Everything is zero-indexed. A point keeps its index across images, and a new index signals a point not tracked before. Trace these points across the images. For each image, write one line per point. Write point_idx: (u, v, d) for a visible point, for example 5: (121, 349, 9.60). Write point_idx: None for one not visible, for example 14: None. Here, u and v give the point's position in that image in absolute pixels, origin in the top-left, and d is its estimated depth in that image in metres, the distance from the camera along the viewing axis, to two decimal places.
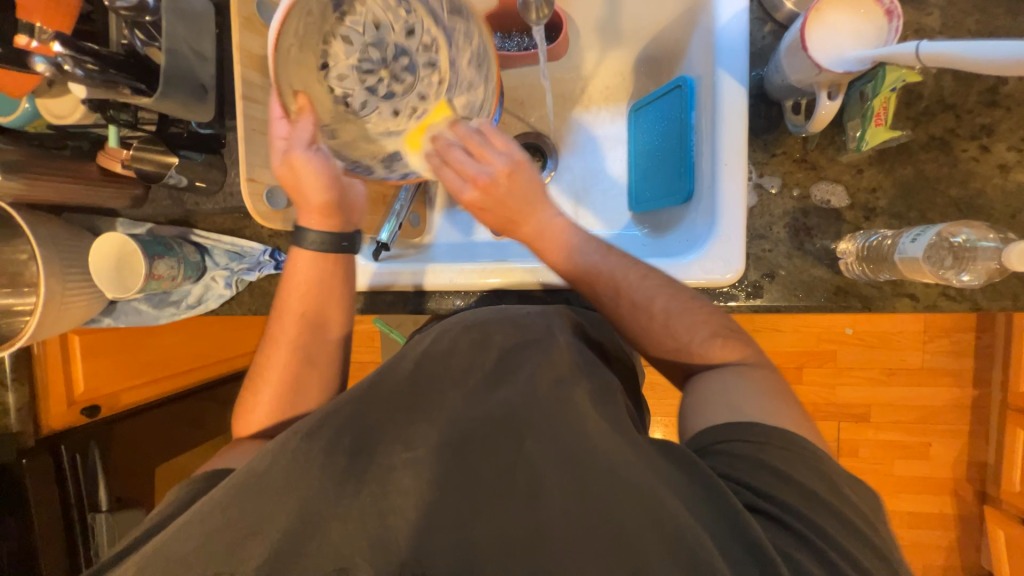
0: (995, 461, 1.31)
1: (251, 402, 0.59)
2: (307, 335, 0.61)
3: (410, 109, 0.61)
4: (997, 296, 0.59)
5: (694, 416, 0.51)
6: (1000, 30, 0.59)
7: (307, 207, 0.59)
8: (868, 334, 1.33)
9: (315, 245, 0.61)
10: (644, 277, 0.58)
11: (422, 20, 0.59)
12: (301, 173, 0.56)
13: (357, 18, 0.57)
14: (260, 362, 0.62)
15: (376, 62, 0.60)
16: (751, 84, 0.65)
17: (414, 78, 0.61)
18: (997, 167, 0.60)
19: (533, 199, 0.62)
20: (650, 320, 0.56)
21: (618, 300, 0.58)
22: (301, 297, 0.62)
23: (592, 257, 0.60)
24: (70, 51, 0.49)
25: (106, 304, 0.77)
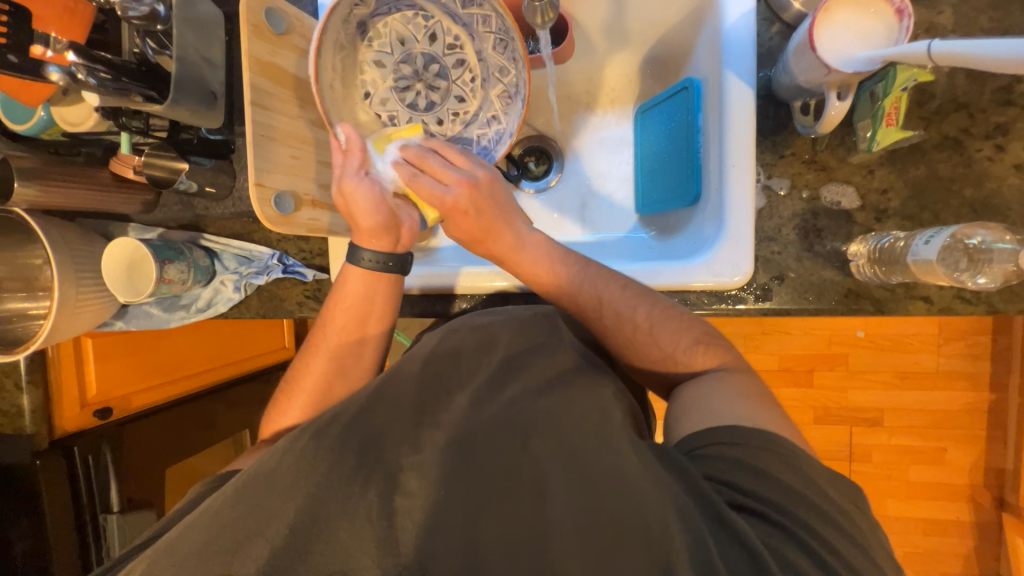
0: (1014, 467, 1.27)
1: (286, 403, 0.63)
2: (348, 351, 0.64)
3: (451, 113, 0.69)
4: (1014, 298, 0.58)
5: (678, 421, 0.50)
6: (1015, 28, 0.58)
7: (360, 229, 0.62)
8: (880, 337, 1.31)
9: (370, 264, 0.63)
10: (625, 287, 0.58)
11: (439, 28, 0.66)
12: (353, 195, 0.60)
13: (384, 41, 0.65)
14: (297, 365, 0.65)
15: (411, 76, 0.68)
16: (758, 85, 0.65)
17: (448, 82, 0.68)
18: (1013, 167, 0.58)
19: (506, 212, 0.62)
20: (635, 331, 0.56)
21: (601, 312, 0.58)
22: (347, 315, 0.64)
23: (571, 269, 0.61)
24: (84, 60, 0.51)
25: (118, 308, 0.78)
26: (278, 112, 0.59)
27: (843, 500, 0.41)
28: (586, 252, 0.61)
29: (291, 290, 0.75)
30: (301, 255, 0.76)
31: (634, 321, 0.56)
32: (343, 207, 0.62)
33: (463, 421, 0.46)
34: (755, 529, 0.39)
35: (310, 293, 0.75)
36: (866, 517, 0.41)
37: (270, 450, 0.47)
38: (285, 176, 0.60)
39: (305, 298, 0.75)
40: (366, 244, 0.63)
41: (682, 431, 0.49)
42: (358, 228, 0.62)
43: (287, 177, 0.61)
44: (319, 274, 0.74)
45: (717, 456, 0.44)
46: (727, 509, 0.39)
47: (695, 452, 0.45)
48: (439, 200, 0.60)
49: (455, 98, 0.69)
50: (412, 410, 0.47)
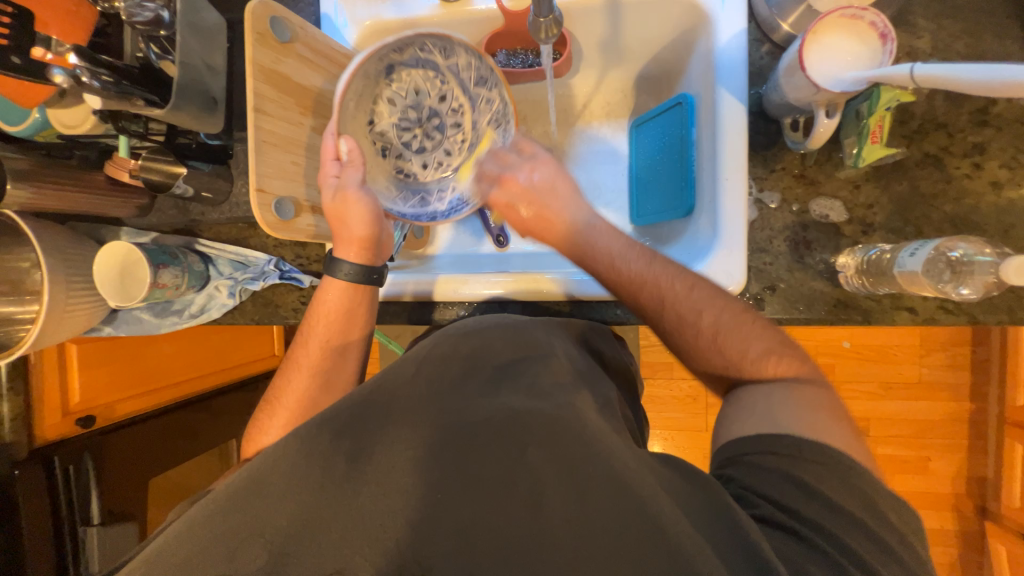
0: (995, 476, 1.30)
1: (266, 422, 0.62)
2: (326, 361, 0.64)
3: (436, 163, 0.73)
4: (994, 309, 0.60)
5: (726, 427, 0.50)
6: (989, 53, 0.61)
7: (346, 239, 0.62)
8: (865, 347, 1.34)
9: (348, 275, 0.63)
10: (692, 287, 0.54)
11: (450, 91, 0.70)
12: (346, 203, 0.61)
13: (402, 84, 0.68)
14: (278, 383, 0.65)
15: (411, 122, 0.71)
16: (750, 101, 0.67)
17: (442, 136, 0.73)
18: (990, 185, 0.61)
19: (559, 187, 0.61)
20: (698, 337, 0.53)
21: (662, 313, 0.55)
22: (323, 322, 0.64)
23: (639, 260, 0.56)
24: (86, 63, 0.50)
25: (107, 313, 0.77)
26: (281, 119, 0.59)
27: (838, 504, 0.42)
28: None
29: (287, 296, 0.75)
30: (297, 261, 0.75)
31: (695, 328, 0.53)
32: (333, 216, 0.61)
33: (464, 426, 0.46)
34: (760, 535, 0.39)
35: (305, 299, 0.75)
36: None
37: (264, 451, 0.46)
38: (285, 181, 0.60)
39: (301, 303, 0.75)
40: (354, 254, 0.63)
41: (727, 437, 0.49)
42: (346, 238, 0.62)
43: (287, 183, 0.61)
44: (315, 280, 0.74)
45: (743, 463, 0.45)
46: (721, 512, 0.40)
47: (740, 458, 0.45)
48: (520, 185, 0.62)
49: (444, 154, 0.73)
50: (412, 417, 0.47)
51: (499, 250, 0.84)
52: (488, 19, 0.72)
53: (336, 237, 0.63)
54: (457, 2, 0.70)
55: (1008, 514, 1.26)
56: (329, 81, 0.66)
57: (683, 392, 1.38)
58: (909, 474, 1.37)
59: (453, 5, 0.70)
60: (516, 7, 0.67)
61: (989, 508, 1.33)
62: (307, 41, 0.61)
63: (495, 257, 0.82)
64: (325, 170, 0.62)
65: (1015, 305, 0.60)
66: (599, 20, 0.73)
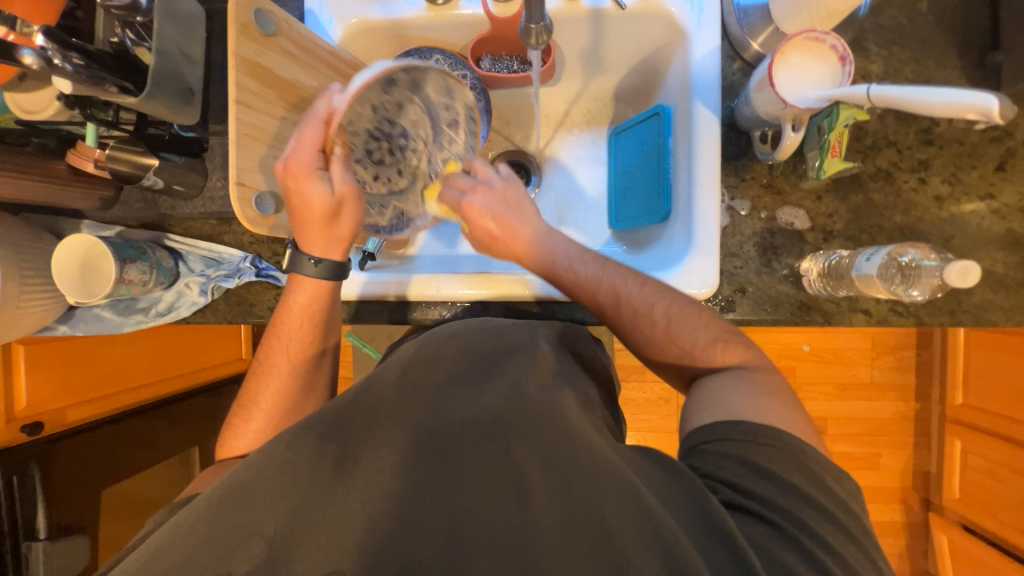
0: (938, 470, 1.40)
1: (240, 426, 0.62)
2: (305, 364, 0.64)
3: (385, 181, 0.65)
4: (937, 312, 0.66)
5: (693, 413, 0.53)
6: (932, 79, 0.67)
7: (335, 237, 0.61)
8: (823, 351, 1.42)
9: (313, 270, 0.61)
10: (643, 284, 0.60)
11: (424, 119, 0.64)
12: (343, 202, 0.58)
13: (392, 96, 0.60)
14: (251, 387, 0.64)
15: (381, 134, 0.63)
16: (723, 114, 0.71)
17: (405, 158, 0.65)
18: (934, 198, 0.67)
19: (521, 210, 0.66)
20: (652, 327, 0.59)
21: (619, 308, 0.60)
22: (300, 325, 0.63)
23: (591, 267, 0.62)
24: (55, 44, 0.48)
25: (64, 310, 0.72)
26: (263, 113, 0.58)
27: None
28: (578, 258, 0.63)
29: (263, 294, 0.73)
30: (274, 259, 0.73)
31: (653, 318, 0.59)
32: (319, 214, 0.58)
33: (450, 421, 0.46)
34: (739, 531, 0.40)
35: (281, 298, 0.73)
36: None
37: (250, 458, 0.45)
38: (266, 176, 0.59)
39: (277, 302, 0.73)
40: (341, 252, 0.62)
41: (693, 424, 0.51)
42: (336, 236, 0.61)
43: (267, 178, 0.59)
44: None
45: (711, 456, 0.46)
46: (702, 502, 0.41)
47: (703, 446, 0.48)
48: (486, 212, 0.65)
49: (395, 174, 0.65)
50: (397, 415, 0.47)
51: (479, 251, 0.84)
52: (474, 23, 0.73)
53: (313, 231, 0.60)
54: (445, 6, 0.71)
55: (949, 505, 1.36)
56: (314, 77, 0.65)
57: (655, 395, 1.42)
58: (862, 469, 1.46)
59: (440, 8, 0.71)
60: (503, 14, 0.69)
61: (932, 501, 1.43)
62: (290, 35, 0.60)
63: (477, 258, 0.83)
64: (302, 165, 0.56)
65: (955, 309, 0.66)
66: (581, 31, 0.75)
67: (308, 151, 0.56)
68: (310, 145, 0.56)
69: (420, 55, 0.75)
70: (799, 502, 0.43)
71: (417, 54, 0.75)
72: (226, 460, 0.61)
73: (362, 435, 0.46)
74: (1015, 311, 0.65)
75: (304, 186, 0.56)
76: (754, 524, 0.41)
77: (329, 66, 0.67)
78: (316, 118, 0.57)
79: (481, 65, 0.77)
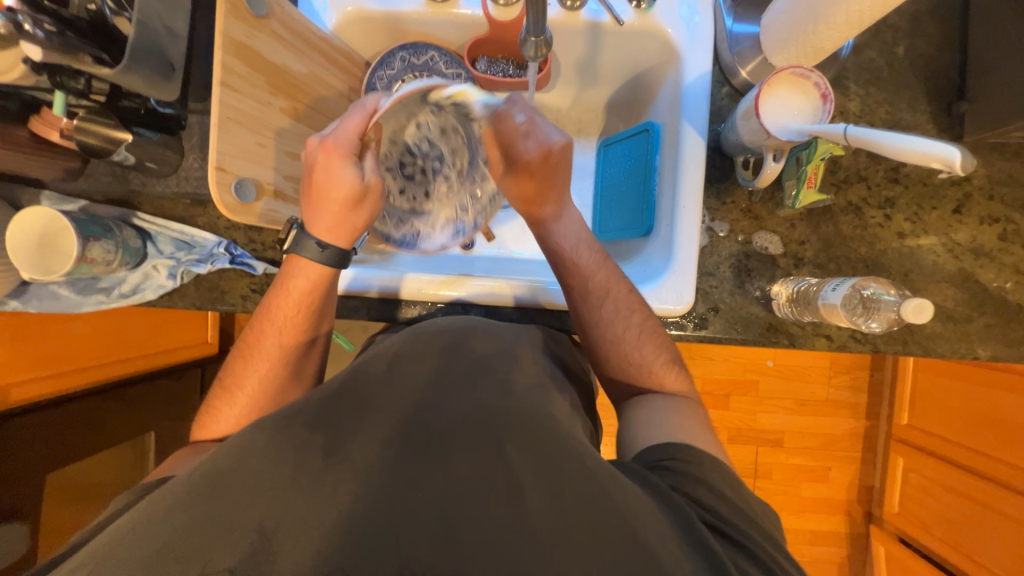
0: (881, 485, 1.49)
1: (223, 409, 0.60)
2: (297, 351, 0.62)
3: (409, 196, 0.71)
4: (892, 341, 0.70)
5: (639, 440, 0.55)
6: (904, 122, 0.71)
7: (349, 224, 0.60)
8: (785, 367, 1.48)
9: (315, 254, 0.59)
10: (631, 291, 0.63)
11: (462, 152, 0.70)
12: (369, 194, 0.58)
13: (432, 123, 0.67)
14: (237, 368, 0.62)
15: (417, 152, 0.69)
16: (709, 137, 0.73)
17: (432, 179, 0.71)
18: (896, 234, 0.71)
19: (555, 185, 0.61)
20: (625, 330, 0.61)
21: (603, 300, 0.62)
22: (297, 310, 0.61)
23: (591, 255, 0.63)
24: (27, 7, 0.46)
25: (16, 285, 0.68)
26: (250, 97, 0.56)
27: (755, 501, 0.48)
28: (577, 249, 0.64)
29: (236, 282, 0.71)
30: (250, 246, 0.71)
31: (627, 322, 0.61)
32: (341, 197, 0.57)
33: (435, 417, 0.48)
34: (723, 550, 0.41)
35: (256, 287, 0.71)
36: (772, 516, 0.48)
37: (230, 445, 0.45)
38: (249, 162, 0.57)
39: (251, 291, 0.71)
40: (348, 241, 0.61)
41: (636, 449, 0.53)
42: (349, 223, 0.60)
43: (250, 164, 0.57)
44: (269, 268, 0.70)
45: (674, 472, 0.48)
46: (671, 510, 0.43)
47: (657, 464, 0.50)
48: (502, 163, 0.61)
49: (423, 194, 0.71)
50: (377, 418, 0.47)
51: (463, 252, 0.84)
52: (473, 24, 0.73)
53: (325, 207, 0.58)
54: (444, 3, 0.71)
55: (889, 518, 1.44)
56: (303, 63, 0.63)
57: None
58: (813, 482, 1.53)
59: (439, 5, 0.70)
60: (502, 18, 0.68)
61: (874, 513, 1.52)
62: (283, 18, 0.58)
63: (459, 259, 0.83)
64: (340, 146, 0.56)
65: (908, 338, 0.70)
66: (579, 41, 0.76)
67: (348, 133, 0.56)
68: (351, 131, 0.57)
69: (415, 51, 0.74)
70: (753, 516, 0.45)
71: (413, 49, 0.74)
72: (201, 443, 0.60)
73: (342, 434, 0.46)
74: (960, 344, 0.70)
75: (334, 165, 0.56)
76: (717, 536, 0.43)
77: (320, 53, 0.65)
78: (362, 108, 0.57)
79: (477, 66, 0.76)
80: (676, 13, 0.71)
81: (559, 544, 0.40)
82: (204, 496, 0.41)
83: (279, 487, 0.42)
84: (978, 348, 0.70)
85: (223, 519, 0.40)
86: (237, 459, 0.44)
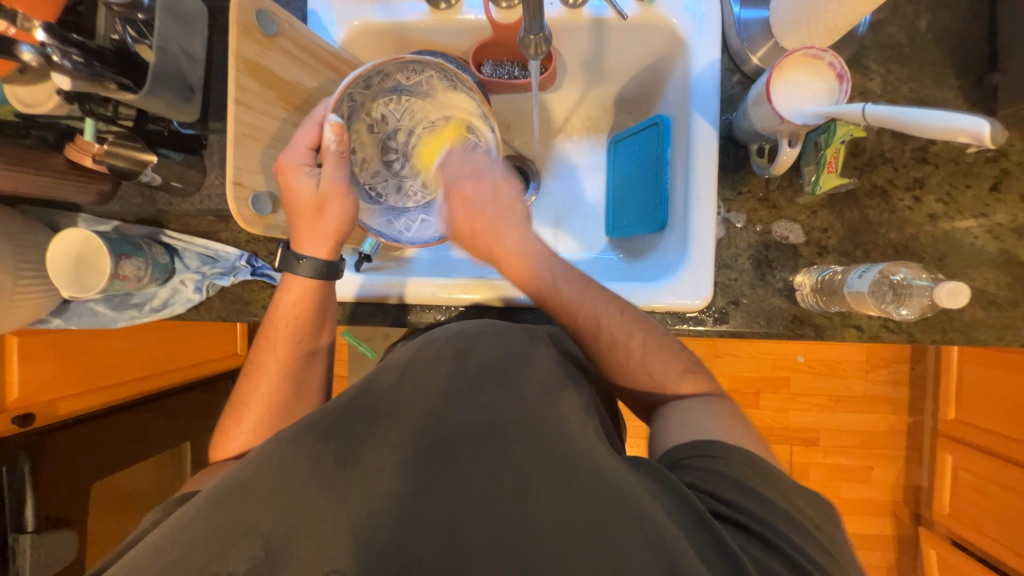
0: (929, 484, 1.40)
1: (235, 427, 0.62)
2: (298, 363, 0.64)
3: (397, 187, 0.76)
4: (928, 329, 0.66)
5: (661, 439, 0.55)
6: (930, 98, 0.68)
7: (322, 233, 0.61)
8: (817, 362, 1.42)
9: (306, 271, 0.61)
10: (622, 312, 0.60)
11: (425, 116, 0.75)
12: (331, 196, 0.60)
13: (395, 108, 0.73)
14: (245, 387, 0.64)
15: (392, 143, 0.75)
16: (721, 126, 0.71)
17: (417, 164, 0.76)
18: (928, 216, 0.67)
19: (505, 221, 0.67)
20: (629, 358, 0.59)
21: (597, 334, 0.60)
22: (288, 324, 0.63)
23: (571, 286, 0.62)
24: (57, 41, 0.49)
25: (58, 303, 0.73)
26: (263, 114, 0.58)
27: (778, 498, 0.46)
28: (561, 278, 0.63)
29: (258, 293, 0.73)
30: (270, 258, 0.73)
31: (627, 347, 0.59)
32: (306, 210, 0.59)
33: (450, 422, 0.48)
34: (727, 533, 0.42)
35: (276, 297, 0.73)
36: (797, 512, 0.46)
37: (251, 455, 0.47)
38: (264, 176, 0.59)
39: (272, 301, 0.73)
40: (331, 252, 0.62)
41: None
42: (321, 232, 0.61)
43: (266, 178, 0.59)
44: None
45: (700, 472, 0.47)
46: (690, 511, 0.43)
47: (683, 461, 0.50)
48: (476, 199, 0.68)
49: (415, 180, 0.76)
50: (395, 419, 0.49)
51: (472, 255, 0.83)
52: (476, 29, 0.74)
53: (297, 224, 0.60)
54: (447, 10, 0.72)
55: (939, 520, 1.36)
56: (314, 78, 0.65)
57: None
58: (854, 482, 1.46)
59: (442, 12, 0.72)
60: (505, 20, 0.69)
61: (922, 515, 1.43)
62: (292, 36, 0.60)
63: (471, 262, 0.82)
64: (291, 160, 0.58)
65: (947, 326, 0.66)
66: (583, 38, 0.75)
67: (301, 148, 0.58)
68: (304, 144, 0.58)
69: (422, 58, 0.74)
70: (774, 514, 0.44)
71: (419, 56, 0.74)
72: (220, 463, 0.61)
73: (362, 434, 0.47)
74: (1006, 330, 0.66)
75: (290, 179, 0.58)
76: (741, 535, 0.43)
77: (330, 67, 0.67)
78: (312, 121, 0.59)
79: (482, 70, 0.77)
80: (681, 4, 0.69)
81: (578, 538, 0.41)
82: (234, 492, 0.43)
83: (299, 490, 0.43)
84: None
85: (245, 518, 0.42)
86: (262, 459, 0.45)
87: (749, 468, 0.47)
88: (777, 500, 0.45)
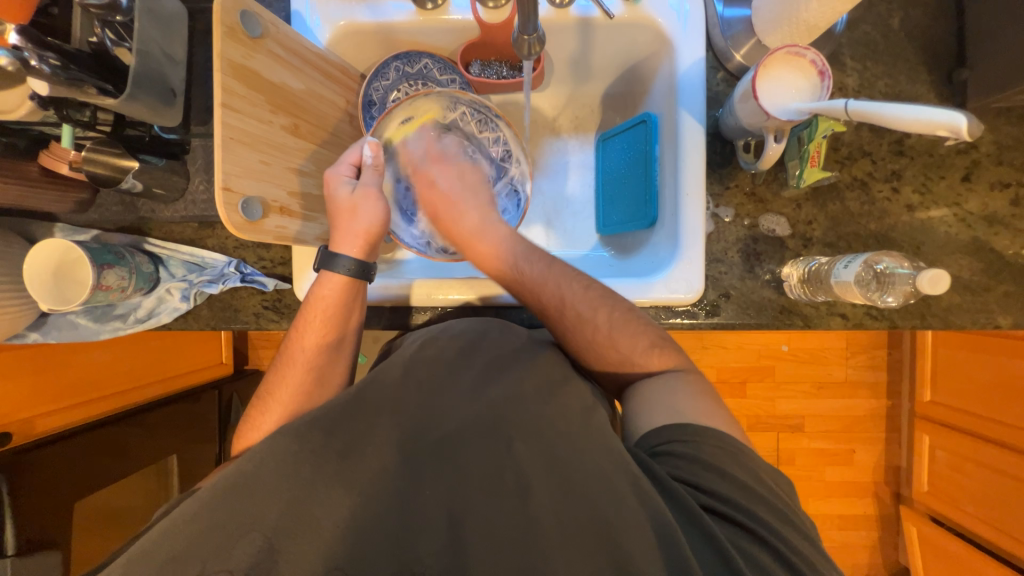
0: (908, 464, 1.46)
1: (260, 417, 0.60)
2: (324, 354, 0.62)
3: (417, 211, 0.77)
4: (908, 316, 0.69)
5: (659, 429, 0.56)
6: (904, 93, 0.70)
7: (357, 235, 0.63)
8: (801, 351, 1.47)
9: (347, 270, 0.62)
10: (588, 288, 0.60)
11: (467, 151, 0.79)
12: (364, 200, 0.62)
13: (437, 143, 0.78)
14: (272, 378, 0.63)
15: None
16: (708, 123, 0.73)
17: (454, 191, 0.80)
18: (905, 207, 0.70)
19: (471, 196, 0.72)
20: (596, 332, 0.59)
21: (563, 313, 0.60)
22: (319, 316, 0.62)
23: (536, 267, 0.63)
24: (31, 45, 0.48)
25: (36, 317, 0.70)
26: (250, 117, 0.56)
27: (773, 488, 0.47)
28: (522, 258, 0.65)
29: (248, 300, 0.71)
30: (260, 264, 0.72)
31: (607, 320, 0.59)
32: (343, 212, 0.62)
33: (452, 424, 0.48)
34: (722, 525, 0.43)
35: (267, 304, 0.71)
36: (791, 497, 0.48)
37: (253, 456, 0.46)
38: (255, 181, 0.57)
39: (263, 308, 0.71)
40: (368, 255, 0.64)
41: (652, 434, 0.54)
42: (356, 232, 0.63)
43: (256, 182, 0.57)
44: (280, 284, 0.71)
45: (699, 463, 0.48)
46: (688, 507, 0.44)
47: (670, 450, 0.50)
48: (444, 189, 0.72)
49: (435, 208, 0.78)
50: (395, 423, 0.48)
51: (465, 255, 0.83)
52: (464, 29, 0.74)
53: (339, 230, 0.63)
54: (434, 10, 0.71)
55: (918, 498, 1.42)
56: (301, 80, 0.64)
57: None
58: (838, 465, 1.51)
59: (429, 13, 0.71)
60: (492, 21, 0.67)
61: (903, 494, 1.49)
62: (278, 37, 0.59)
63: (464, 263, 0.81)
64: (335, 173, 0.63)
65: (925, 312, 0.69)
66: (570, 37, 0.76)
67: (345, 163, 0.65)
68: (348, 162, 0.65)
69: (409, 59, 0.77)
70: (771, 500, 0.45)
71: (406, 57, 0.77)
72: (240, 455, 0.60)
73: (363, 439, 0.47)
74: (980, 314, 0.69)
75: (330, 188, 0.63)
76: (738, 527, 0.44)
77: (316, 68, 0.66)
78: (357, 144, 0.66)
79: (471, 70, 0.78)
80: (666, 2, 0.70)
81: (582, 533, 0.41)
82: (232, 501, 0.42)
83: (304, 496, 0.43)
84: (998, 317, 0.69)
85: (245, 528, 0.41)
86: (261, 470, 0.44)
87: (747, 456, 0.48)
88: (771, 486, 0.47)
